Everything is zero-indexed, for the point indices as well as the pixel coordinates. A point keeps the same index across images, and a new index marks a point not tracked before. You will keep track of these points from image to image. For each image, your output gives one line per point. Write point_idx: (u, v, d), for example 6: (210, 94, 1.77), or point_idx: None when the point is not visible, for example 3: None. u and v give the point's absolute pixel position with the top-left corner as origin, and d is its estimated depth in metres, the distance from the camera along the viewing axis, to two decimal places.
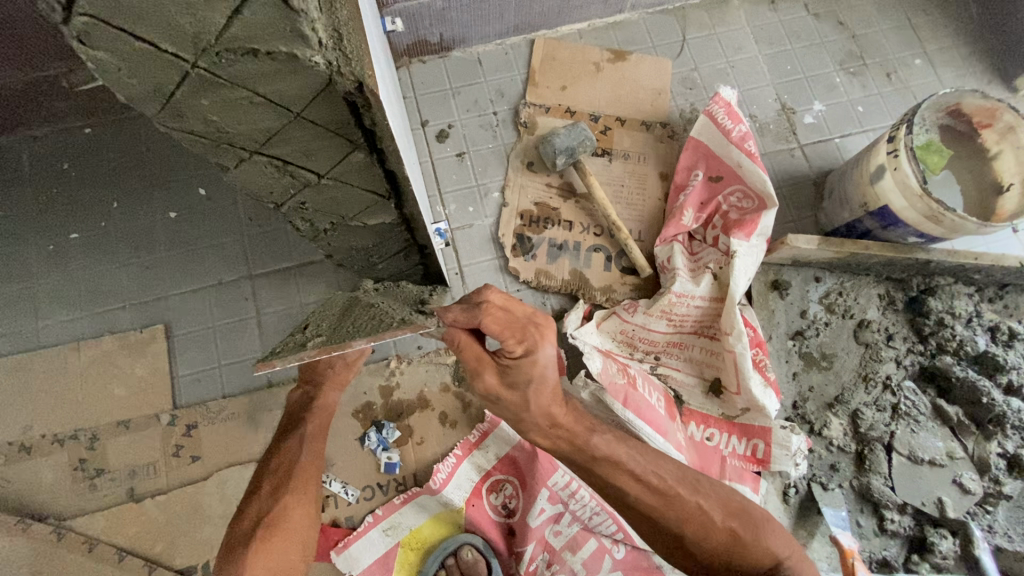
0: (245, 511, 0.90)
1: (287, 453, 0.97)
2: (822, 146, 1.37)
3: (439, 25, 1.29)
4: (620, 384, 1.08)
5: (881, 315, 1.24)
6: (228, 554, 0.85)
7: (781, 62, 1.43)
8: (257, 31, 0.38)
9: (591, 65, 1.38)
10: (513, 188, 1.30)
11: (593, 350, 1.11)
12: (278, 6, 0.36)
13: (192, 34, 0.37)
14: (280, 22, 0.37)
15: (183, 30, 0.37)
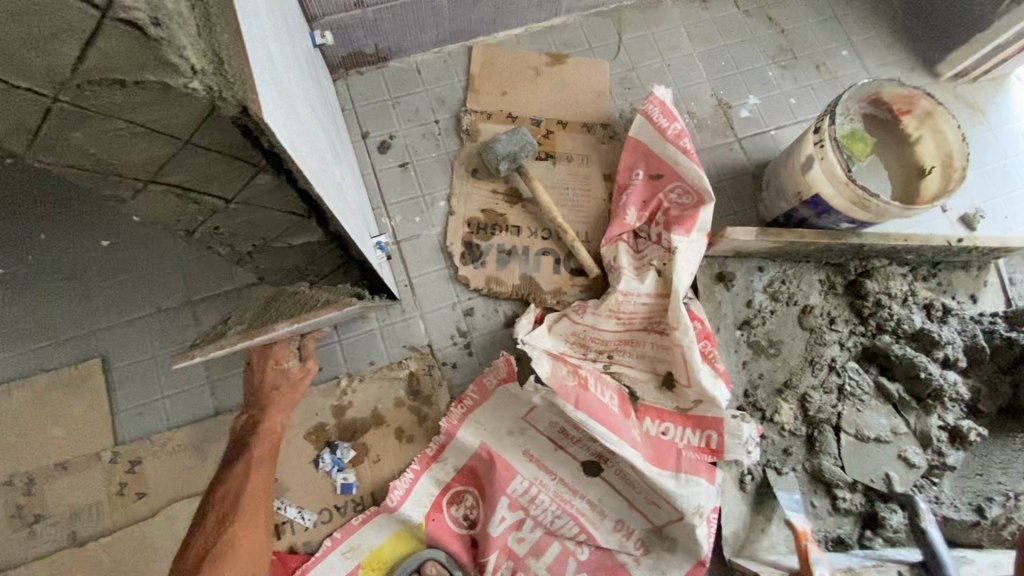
0: (190, 546, 0.86)
1: (235, 482, 0.93)
2: (759, 139, 1.40)
3: (373, 36, 1.27)
4: (571, 386, 1.07)
5: (823, 299, 1.28)
6: None
7: (716, 58, 1.46)
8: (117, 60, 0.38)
9: (530, 70, 1.39)
10: (459, 196, 1.30)
11: (542, 355, 1.10)
12: (134, 36, 0.36)
13: (46, 69, 0.37)
14: (140, 52, 0.37)
15: (35, 66, 0.37)
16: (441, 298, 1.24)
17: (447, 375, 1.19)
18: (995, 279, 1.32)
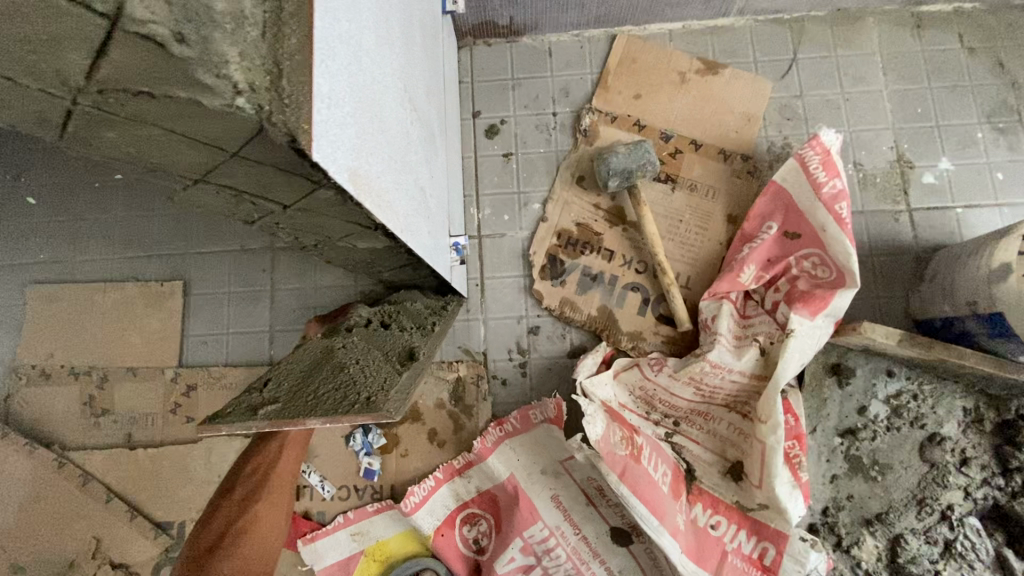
0: (215, 514, 0.89)
1: (264, 459, 0.91)
2: (937, 215, 1.13)
3: (509, 7, 1.15)
4: (621, 455, 0.95)
5: (960, 432, 1.04)
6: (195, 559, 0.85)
7: (911, 102, 1.18)
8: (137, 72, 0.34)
9: (675, 75, 1.20)
10: (557, 202, 1.18)
11: (598, 411, 0.97)
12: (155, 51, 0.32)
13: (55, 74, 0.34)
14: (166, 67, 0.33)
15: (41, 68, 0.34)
16: (510, 307, 1.15)
17: (494, 390, 1.12)
18: None
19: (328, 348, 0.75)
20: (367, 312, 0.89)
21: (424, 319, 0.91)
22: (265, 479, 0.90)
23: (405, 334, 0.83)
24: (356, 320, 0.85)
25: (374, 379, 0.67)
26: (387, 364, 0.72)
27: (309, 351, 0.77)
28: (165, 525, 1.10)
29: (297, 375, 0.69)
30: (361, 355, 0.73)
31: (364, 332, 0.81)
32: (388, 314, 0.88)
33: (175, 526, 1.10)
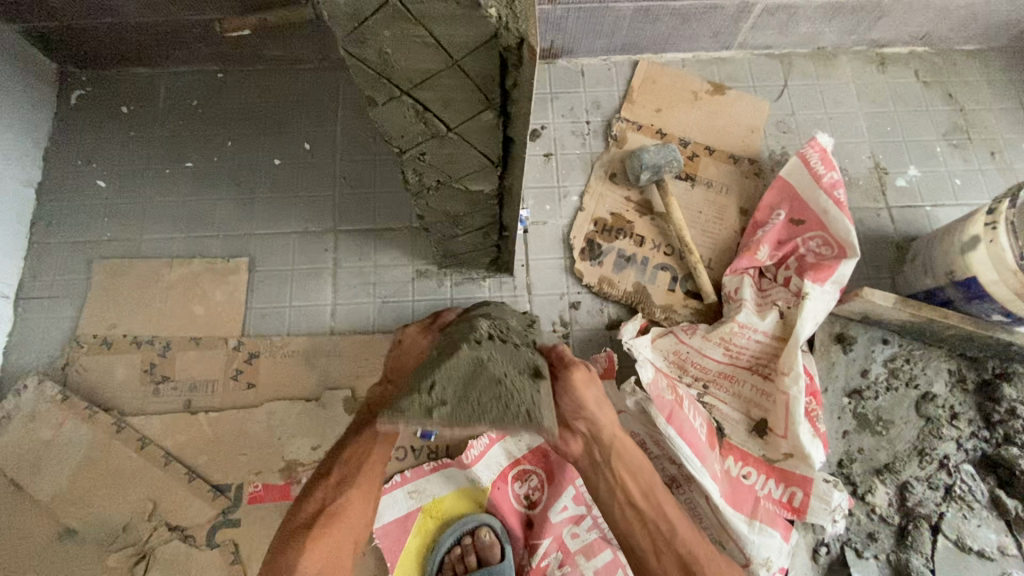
0: (307, 499, 0.94)
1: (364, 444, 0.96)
2: (911, 212, 1.34)
3: (552, 32, 1.35)
4: (668, 400, 1.09)
5: (947, 391, 1.20)
6: (289, 537, 0.91)
7: (882, 122, 1.42)
8: None
9: (689, 93, 1.42)
10: (592, 196, 1.34)
11: (647, 362, 1.13)
12: None
13: None
14: None
15: None
16: (553, 284, 1.28)
17: None
18: None
19: (473, 355, 0.73)
20: (489, 325, 0.81)
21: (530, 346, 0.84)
22: (357, 460, 0.95)
23: (524, 352, 0.80)
24: (479, 329, 0.78)
25: (526, 393, 0.72)
26: (527, 381, 0.75)
27: (448, 355, 0.74)
28: (223, 487, 1.13)
29: (454, 376, 0.72)
30: (500, 365, 0.74)
31: (494, 346, 0.76)
32: (500, 334, 0.80)
33: (233, 488, 1.13)
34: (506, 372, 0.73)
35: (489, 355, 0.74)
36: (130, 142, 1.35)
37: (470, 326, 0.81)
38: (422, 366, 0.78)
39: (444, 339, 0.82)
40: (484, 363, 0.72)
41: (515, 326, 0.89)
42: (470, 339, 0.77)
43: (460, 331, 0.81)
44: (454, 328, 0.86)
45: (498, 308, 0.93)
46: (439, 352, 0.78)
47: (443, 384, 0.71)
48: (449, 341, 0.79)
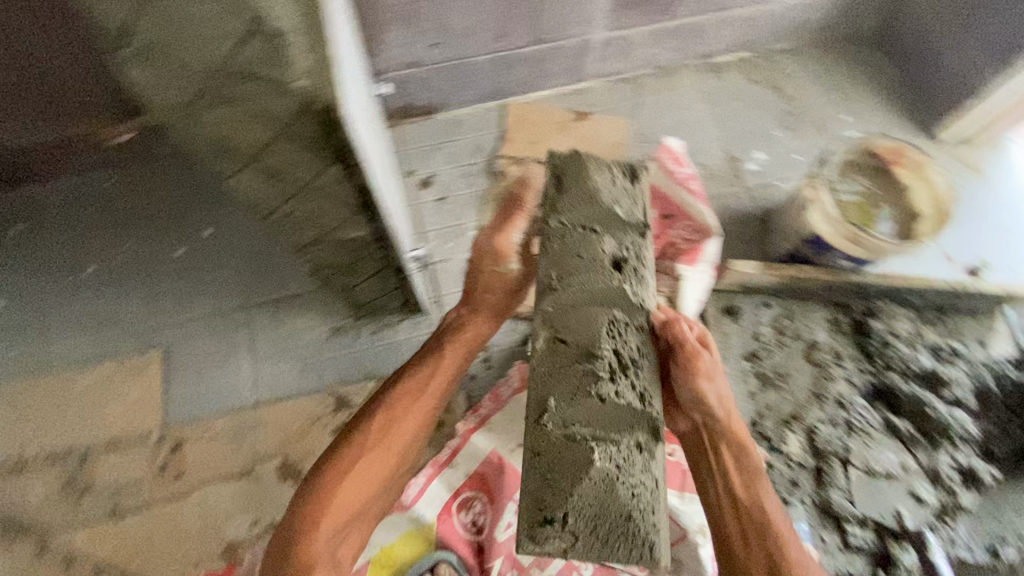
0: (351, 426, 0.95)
1: (419, 374, 0.99)
2: (766, 189, 1.53)
3: (424, 90, 1.49)
4: None
5: (829, 336, 1.34)
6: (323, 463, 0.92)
7: (726, 118, 1.62)
8: (249, 56, 0.56)
9: (557, 124, 1.59)
10: (489, 226, 1.44)
11: None
12: (267, 40, 0.55)
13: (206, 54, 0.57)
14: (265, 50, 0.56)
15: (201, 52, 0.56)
16: None
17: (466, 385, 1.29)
18: (1003, 325, 1.39)
19: (591, 436, 0.75)
20: (614, 245, 0.87)
21: (648, 218, 0.90)
22: (404, 393, 0.97)
23: (651, 406, 0.79)
24: (608, 314, 0.83)
25: (639, 481, 0.74)
26: (649, 464, 0.77)
27: (575, 404, 0.78)
28: None
29: (567, 459, 0.75)
30: (630, 459, 0.76)
31: (626, 373, 0.80)
32: (639, 243, 0.88)
33: None
34: (629, 446, 0.76)
35: (626, 401, 0.78)
36: (24, 260, 1.35)
37: (592, 241, 0.87)
38: (536, 378, 0.81)
39: (567, 289, 0.84)
40: (608, 441, 0.76)
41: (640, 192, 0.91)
42: (593, 264, 0.85)
43: (585, 234, 0.87)
44: (605, 201, 0.89)
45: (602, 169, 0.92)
46: (566, 342, 0.81)
47: (564, 468, 0.75)
48: (569, 322, 0.83)
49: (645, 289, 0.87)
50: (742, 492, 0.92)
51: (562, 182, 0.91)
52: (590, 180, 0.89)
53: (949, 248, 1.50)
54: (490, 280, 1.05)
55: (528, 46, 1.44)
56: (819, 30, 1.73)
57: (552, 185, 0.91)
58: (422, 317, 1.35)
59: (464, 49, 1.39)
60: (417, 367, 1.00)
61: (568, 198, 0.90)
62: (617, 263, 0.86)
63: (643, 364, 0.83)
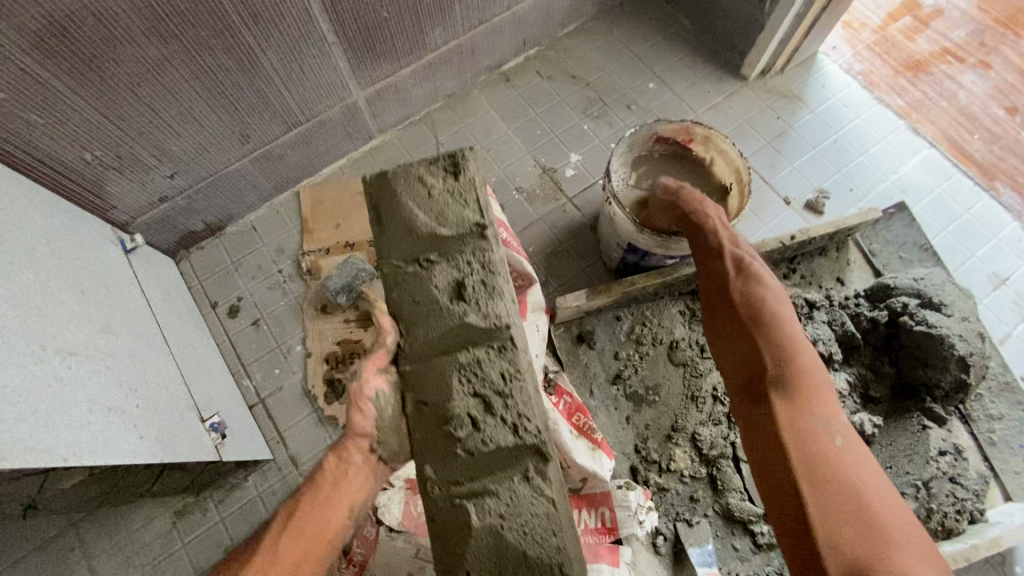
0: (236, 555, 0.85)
1: (317, 492, 0.89)
2: (590, 193, 1.45)
3: (195, 215, 1.33)
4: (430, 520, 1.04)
5: (688, 330, 1.28)
6: None
7: (531, 129, 1.52)
8: None
9: (358, 195, 1.44)
10: (312, 336, 1.31)
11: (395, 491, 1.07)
12: None
13: None
14: None
15: None
16: (315, 442, 1.24)
17: None
18: (857, 255, 1.33)
19: (471, 488, 0.80)
20: (443, 285, 0.88)
21: (473, 218, 0.89)
22: (305, 512, 0.87)
23: (526, 432, 0.81)
24: (467, 352, 0.86)
25: (537, 510, 0.78)
26: (543, 490, 0.80)
27: (448, 465, 0.82)
28: None
29: (457, 522, 0.79)
30: (515, 497, 0.79)
31: (493, 414, 0.83)
32: (474, 263, 0.89)
33: None
34: (517, 480, 0.80)
35: (497, 443, 0.81)
36: None
37: (424, 278, 0.89)
38: (416, 445, 0.86)
39: (415, 338, 0.88)
40: (488, 493, 0.79)
41: (464, 195, 0.91)
42: (431, 308, 0.88)
43: (417, 272, 0.89)
44: (422, 226, 0.89)
45: (413, 190, 0.91)
46: (427, 403, 0.87)
47: (453, 528, 0.79)
48: (425, 380, 0.87)
49: (497, 308, 0.87)
50: (782, 381, 0.81)
51: (380, 217, 0.92)
52: (400, 209, 0.90)
53: (785, 191, 1.44)
54: (364, 419, 0.90)
55: (285, 135, 1.30)
56: (600, 1, 1.62)
57: (374, 230, 0.92)
58: (268, 463, 1.22)
59: (213, 165, 1.24)
60: (316, 489, 0.89)
61: (389, 240, 0.91)
62: (457, 290, 0.88)
63: (511, 393, 0.83)
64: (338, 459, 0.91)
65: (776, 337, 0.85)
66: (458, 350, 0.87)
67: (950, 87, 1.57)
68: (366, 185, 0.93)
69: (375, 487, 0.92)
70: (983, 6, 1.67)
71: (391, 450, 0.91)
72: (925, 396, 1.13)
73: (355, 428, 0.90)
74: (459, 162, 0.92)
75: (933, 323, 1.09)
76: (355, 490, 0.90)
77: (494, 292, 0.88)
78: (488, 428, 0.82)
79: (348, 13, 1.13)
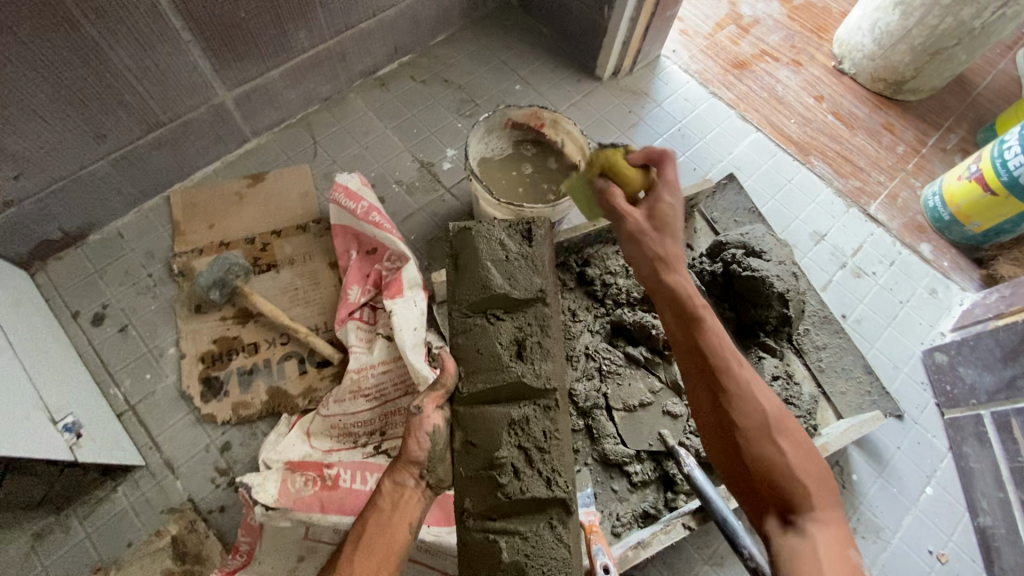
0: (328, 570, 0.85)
1: (378, 516, 0.89)
2: (465, 183, 1.54)
3: (49, 222, 1.27)
4: (310, 495, 1.07)
5: (561, 298, 1.38)
6: None
7: (407, 128, 1.60)
8: None
9: (233, 196, 1.43)
10: (186, 337, 1.28)
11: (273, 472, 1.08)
12: None
13: None
14: None
15: None
16: (192, 443, 1.20)
17: (215, 522, 1.14)
18: (702, 222, 1.51)
19: (506, 530, 0.89)
20: (507, 337, 0.99)
21: (541, 289, 1.01)
22: (372, 534, 0.87)
23: (558, 486, 0.90)
24: (518, 407, 0.95)
25: (556, 553, 0.87)
26: (563, 537, 0.88)
27: (485, 502, 0.91)
28: None
29: (484, 555, 0.88)
30: (539, 539, 0.88)
31: (531, 465, 0.92)
32: (536, 324, 1.00)
33: None
34: (542, 526, 0.89)
35: (533, 493, 0.90)
36: None
37: (490, 332, 0.99)
38: (458, 478, 0.94)
39: (473, 384, 0.96)
40: (518, 534, 0.88)
41: (537, 264, 1.03)
42: (492, 357, 0.98)
43: (484, 325, 1.00)
44: (496, 287, 1.00)
45: (494, 253, 1.03)
46: (475, 444, 0.94)
47: (483, 558, 0.88)
48: (475, 424, 0.95)
49: (548, 372, 0.96)
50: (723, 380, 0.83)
51: (458, 264, 1.05)
52: (481, 267, 1.02)
53: None
54: (419, 449, 0.94)
55: (146, 135, 1.28)
56: (465, 13, 1.76)
57: (452, 275, 1.04)
58: (140, 470, 1.16)
59: (65, 167, 1.20)
60: (377, 513, 0.89)
61: (464, 288, 1.02)
62: (517, 348, 0.98)
63: (550, 449, 0.93)
64: (394, 484, 0.93)
65: (761, 422, 0.79)
66: (510, 403, 0.96)
67: (769, 81, 1.84)
68: (453, 231, 1.06)
69: (427, 510, 0.93)
70: (789, 17, 1.98)
71: (437, 477, 0.95)
72: (759, 332, 1.30)
73: (407, 456, 0.94)
74: (533, 232, 1.05)
75: (756, 267, 1.25)
76: (413, 511, 0.91)
77: (547, 354, 0.98)
78: (523, 479, 0.91)
79: (200, 11, 1.16)
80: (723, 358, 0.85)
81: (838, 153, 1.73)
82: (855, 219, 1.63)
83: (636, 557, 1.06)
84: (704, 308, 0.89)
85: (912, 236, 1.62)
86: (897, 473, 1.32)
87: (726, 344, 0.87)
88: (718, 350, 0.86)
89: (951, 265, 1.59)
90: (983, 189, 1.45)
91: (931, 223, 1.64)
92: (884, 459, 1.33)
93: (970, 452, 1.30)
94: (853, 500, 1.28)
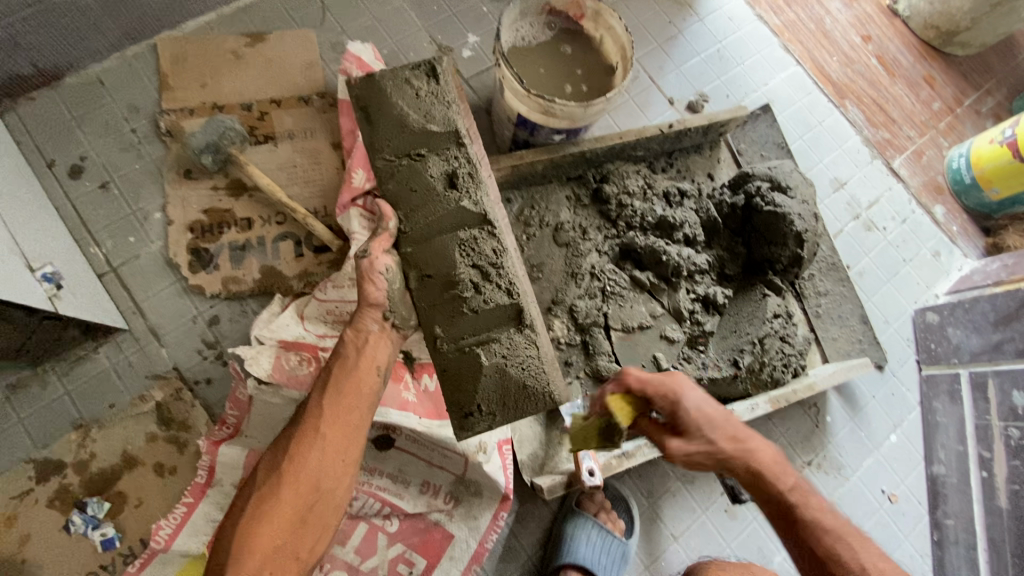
0: (300, 409, 0.86)
1: (343, 361, 0.89)
2: (484, 76, 1.41)
3: (21, 54, 1.12)
4: (306, 374, 1.06)
5: (573, 214, 1.32)
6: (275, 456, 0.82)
7: (427, 4, 1.43)
8: None
9: (229, 54, 1.29)
10: (175, 204, 1.19)
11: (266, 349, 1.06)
12: None
13: None
14: None
15: None
16: (177, 313, 1.15)
17: (201, 393, 1.12)
18: (727, 152, 1.44)
19: (477, 341, 0.92)
20: (439, 169, 0.98)
21: (459, 123, 0.99)
22: (342, 380, 0.87)
23: (517, 293, 0.94)
24: (464, 229, 0.96)
25: (528, 349, 0.92)
26: (535, 338, 0.94)
27: (453, 322, 0.93)
28: None
29: (464, 366, 0.91)
30: (513, 343, 0.92)
31: (489, 279, 0.94)
32: (464, 153, 0.99)
33: None
34: (512, 331, 0.93)
35: (495, 302, 0.93)
36: None
37: (419, 169, 0.98)
38: (419, 312, 0.95)
39: (415, 222, 0.96)
40: (492, 341, 0.92)
41: (448, 99, 1.01)
42: (427, 192, 0.97)
43: (411, 164, 0.98)
44: (414, 123, 0.98)
45: (403, 93, 1.01)
46: (431, 275, 0.95)
47: (462, 369, 0.92)
48: (426, 256, 0.95)
49: (484, 196, 0.98)
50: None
51: (369, 117, 1.01)
52: (392, 108, 0.99)
53: (670, 91, 1.52)
54: (377, 290, 0.92)
55: None
56: None
57: (366, 129, 1.01)
58: (123, 334, 1.12)
59: None
60: (342, 359, 0.89)
61: (383, 135, 0.99)
62: (448, 179, 0.98)
63: (502, 262, 0.95)
64: (355, 331, 0.91)
65: None
66: (455, 228, 0.96)
67: (818, 11, 1.71)
68: (354, 90, 1.02)
69: (396, 352, 0.94)
70: None
71: (401, 316, 0.94)
72: (768, 270, 1.29)
73: (367, 300, 0.92)
74: (438, 69, 1.02)
75: (778, 203, 1.22)
76: (380, 355, 0.91)
77: (481, 179, 0.99)
78: (481, 288, 0.93)
79: None
80: (831, 547, 0.82)
81: (875, 101, 1.66)
82: (877, 171, 1.59)
83: (620, 465, 1.09)
84: (794, 490, 0.87)
85: (929, 196, 1.60)
86: (868, 419, 1.38)
87: (829, 526, 0.84)
88: (823, 538, 0.83)
89: (959, 230, 1.58)
90: (1013, 155, 1.42)
91: (949, 185, 1.61)
92: (859, 405, 1.38)
93: (940, 408, 1.36)
94: (823, 438, 1.35)
